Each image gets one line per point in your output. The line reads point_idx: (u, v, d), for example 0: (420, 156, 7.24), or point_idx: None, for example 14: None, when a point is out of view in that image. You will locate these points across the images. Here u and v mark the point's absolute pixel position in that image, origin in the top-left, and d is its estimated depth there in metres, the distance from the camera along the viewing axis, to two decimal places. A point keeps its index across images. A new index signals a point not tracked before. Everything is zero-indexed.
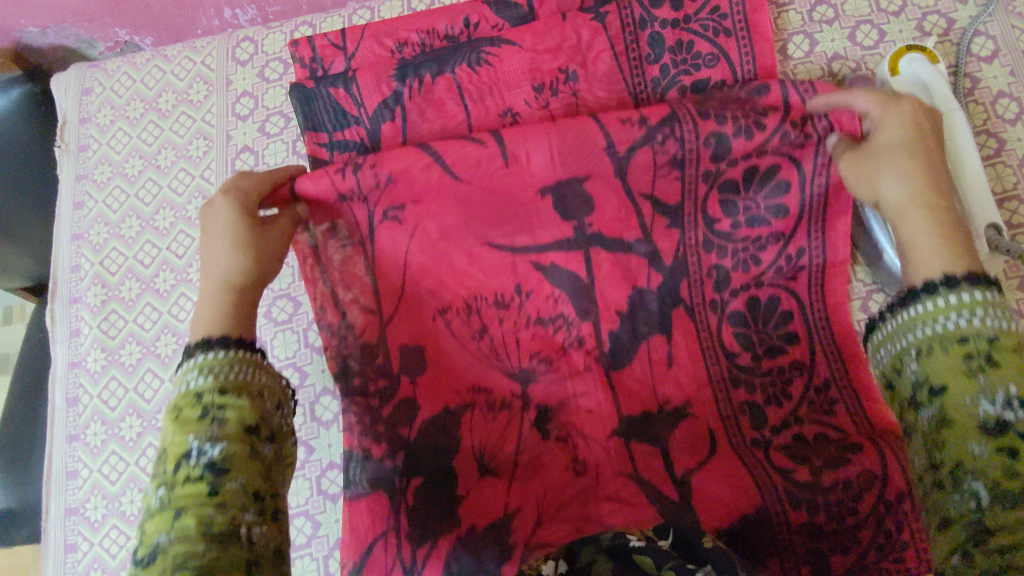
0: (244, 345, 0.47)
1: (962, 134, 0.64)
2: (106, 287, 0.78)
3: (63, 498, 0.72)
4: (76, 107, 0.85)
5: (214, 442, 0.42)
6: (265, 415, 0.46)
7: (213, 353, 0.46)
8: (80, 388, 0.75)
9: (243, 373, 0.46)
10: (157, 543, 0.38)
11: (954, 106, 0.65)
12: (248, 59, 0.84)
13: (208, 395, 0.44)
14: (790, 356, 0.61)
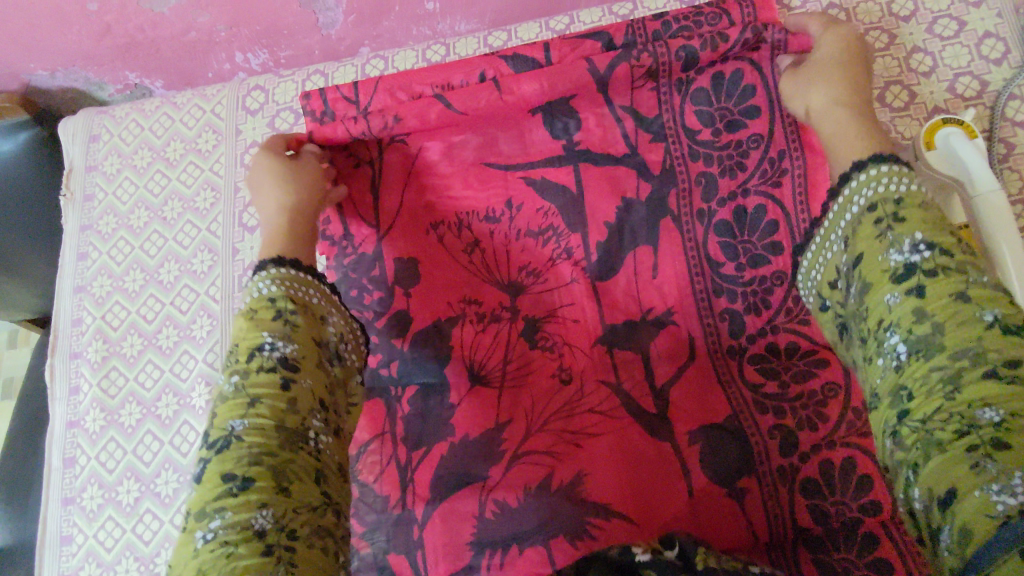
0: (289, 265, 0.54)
1: (1001, 220, 0.57)
2: (107, 342, 0.76)
3: (56, 565, 0.69)
4: (83, 154, 0.84)
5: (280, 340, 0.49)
6: (322, 336, 0.52)
7: (282, 268, 0.54)
8: (77, 449, 0.73)
9: (298, 291, 0.53)
10: (232, 428, 0.45)
11: (998, 189, 0.57)
12: (258, 108, 0.82)
13: (279, 300, 0.51)
14: (819, 380, 0.64)
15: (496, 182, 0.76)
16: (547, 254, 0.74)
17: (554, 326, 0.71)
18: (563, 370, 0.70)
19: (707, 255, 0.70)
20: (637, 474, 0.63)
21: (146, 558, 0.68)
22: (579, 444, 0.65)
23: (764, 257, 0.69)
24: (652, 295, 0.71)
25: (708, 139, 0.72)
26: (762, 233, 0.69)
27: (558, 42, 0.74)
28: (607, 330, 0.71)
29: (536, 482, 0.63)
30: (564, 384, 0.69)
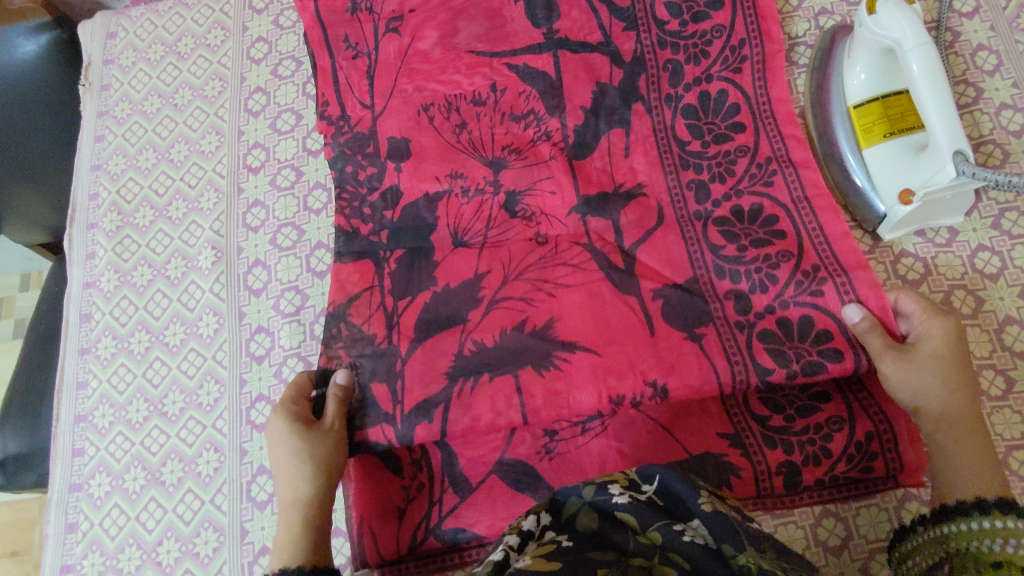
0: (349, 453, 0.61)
1: (933, 70, 0.61)
2: (122, 214, 0.82)
3: (73, 407, 0.76)
4: (100, 49, 0.90)
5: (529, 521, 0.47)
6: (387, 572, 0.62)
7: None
8: (94, 306, 0.79)
9: None
10: None
11: (928, 44, 0.62)
12: (264, 8, 0.89)
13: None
14: (775, 246, 0.66)
15: (483, 67, 0.75)
16: (528, 136, 0.74)
17: (531, 199, 0.71)
18: (541, 235, 0.70)
19: (674, 134, 0.73)
20: (603, 315, 0.64)
21: (155, 399, 0.74)
22: (553, 295, 0.66)
23: (727, 136, 0.72)
24: (623, 175, 0.72)
25: (675, 29, 0.75)
26: (724, 115, 0.73)
27: None
28: (582, 201, 0.70)
29: (512, 327, 0.64)
30: (540, 245, 0.69)
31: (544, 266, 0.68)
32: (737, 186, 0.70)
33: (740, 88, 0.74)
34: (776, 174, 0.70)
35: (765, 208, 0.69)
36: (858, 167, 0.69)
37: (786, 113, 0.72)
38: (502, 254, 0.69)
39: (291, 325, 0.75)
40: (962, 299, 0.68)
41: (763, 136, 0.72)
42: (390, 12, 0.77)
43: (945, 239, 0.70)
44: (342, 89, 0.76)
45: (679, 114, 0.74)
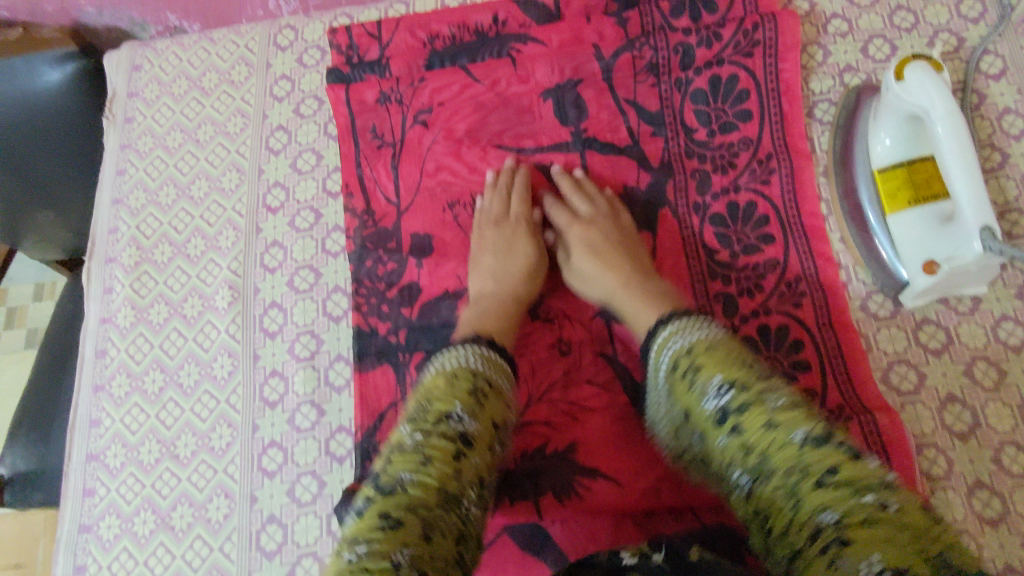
0: (498, 351, 0.66)
1: (962, 143, 0.60)
2: (140, 250, 0.83)
3: (86, 445, 0.76)
4: (125, 81, 0.91)
5: (466, 414, 0.59)
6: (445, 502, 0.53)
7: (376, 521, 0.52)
8: (109, 342, 0.79)
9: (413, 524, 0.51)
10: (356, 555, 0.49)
11: (959, 115, 0.60)
12: (288, 45, 0.89)
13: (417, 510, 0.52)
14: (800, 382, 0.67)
15: (510, 165, 0.77)
16: (553, 236, 0.74)
17: (559, 301, 0.74)
18: (562, 341, 0.71)
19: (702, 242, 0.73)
20: (623, 438, 0.66)
21: (168, 440, 0.74)
22: (575, 419, 0.68)
23: (756, 247, 0.72)
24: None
25: (702, 139, 0.75)
26: (754, 224, 0.72)
27: (562, 26, 0.78)
28: (604, 306, 0.71)
29: (534, 449, 0.67)
30: (562, 355, 0.70)
31: (566, 385, 0.69)
32: (765, 304, 0.70)
33: (770, 201, 0.73)
34: (806, 296, 0.70)
35: (791, 329, 0.69)
36: (879, 228, 0.69)
37: (816, 229, 0.72)
38: (528, 366, 0.70)
39: (305, 371, 0.75)
40: (983, 371, 0.66)
41: (792, 251, 0.71)
42: (419, 105, 0.79)
43: (968, 308, 0.68)
44: (369, 186, 0.78)
45: (707, 220, 0.73)
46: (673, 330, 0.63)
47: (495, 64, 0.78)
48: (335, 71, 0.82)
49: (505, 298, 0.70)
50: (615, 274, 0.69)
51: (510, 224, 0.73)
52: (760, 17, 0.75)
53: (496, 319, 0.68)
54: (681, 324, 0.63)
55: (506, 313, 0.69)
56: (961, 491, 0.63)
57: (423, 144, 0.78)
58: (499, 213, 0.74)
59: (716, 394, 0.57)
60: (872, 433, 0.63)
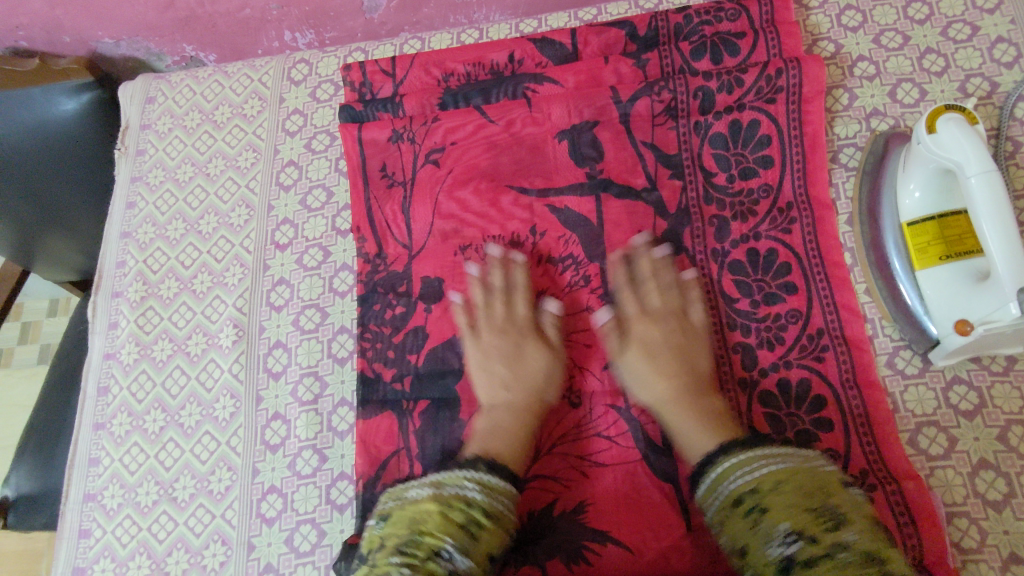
0: (497, 470, 0.61)
1: (997, 201, 0.57)
2: (147, 284, 0.82)
3: (83, 484, 0.74)
4: (139, 113, 0.91)
5: (458, 550, 0.54)
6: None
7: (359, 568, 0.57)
8: (111, 378, 0.78)
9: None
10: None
11: (992, 171, 0.57)
12: (302, 79, 0.89)
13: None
14: (822, 445, 0.64)
15: (523, 207, 0.75)
16: (566, 281, 0.72)
17: (565, 348, 0.70)
18: (573, 392, 0.69)
19: (721, 289, 0.70)
20: (634, 500, 0.63)
21: (166, 482, 0.72)
22: (587, 475, 0.65)
23: (777, 296, 0.69)
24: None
25: (722, 184, 0.73)
26: (775, 274, 0.70)
27: (579, 67, 0.77)
28: (618, 356, 0.69)
29: (543, 509, 0.65)
30: (572, 406, 0.68)
31: (577, 439, 0.67)
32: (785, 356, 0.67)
33: (792, 248, 0.70)
34: (828, 350, 0.67)
35: (813, 386, 0.66)
36: (906, 280, 0.66)
37: (840, 279, 0.69)
38: (537, 418, 0.68)
39: (308, 414, 0.73)
40: (1019, 437, 0.62)
41: (815, 303, 0.68)
42: (431, 144, 0.78)
43: (1002, 367, 0.65)
44: (380, 228, 0.77)
45: (726, 268, 0.71)
46: (744, 459, 0.57)
47: (510, 106, 0.77)
48: (348, 108, 0.81)
49: (522, 413, 0.66)
50: (672, 382, 0.65)
51: (517, 329, 0.70)
52: (783, 62, 0.72)
53: (495, 437, 0.64)
54: (745, 462, 0.57)
55: (518, 436, 0.64)
56: (995, 565, 0.59)
57: (436, 185, 0.77)
58: (506, 310, 0.71)
59: (782, 543, 0.50)
60: (899, 505, 0.60)
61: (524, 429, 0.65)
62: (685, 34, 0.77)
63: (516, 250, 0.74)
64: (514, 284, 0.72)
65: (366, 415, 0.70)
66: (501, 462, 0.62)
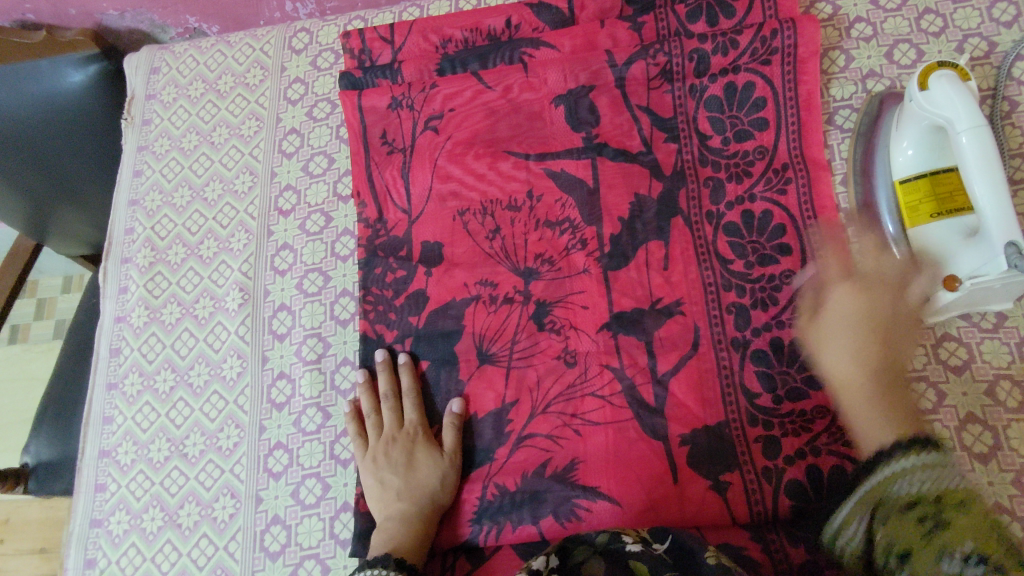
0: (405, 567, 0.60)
1: (988, 158, 0.57)
2: (155, 250, 0.84)
3: (98, 441, 0.77)
4: (144, 83, 0.93)
5: None
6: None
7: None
8: (123, 341, 0.81)
9: None
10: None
11: (983, 127, 0.57)
12: (303, 48, 0.90)
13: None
14: (812, 400, 0.64)
15: (520, 172, 0.76)
16: (562, 243, 0.74)
17: (562, 310, 0.71)
18: (568, 351, 0.70)
19: (715, 250, 0.71)
20: (626, 456, 0.65)
21: (177, 439, 0.75)
22: (579, 432, 0.66)
23: (772, 258, 0.70)
24: (661, 289, 0.71)
25: (717, 146, 0.74)
26: (769, 235, 0.71)
27: (575, 31, 0.77)
28: (613, 316, 0.70)
29: (535, 468, 0.66)
30: (567, 365, 0.69)
31: (571, 397, 0.68)
32: (778, 316, 0.68)
33: (786, 209, 0.71)
34: None
35: (805, 345, 0.67)
36: (898, 241, 0.66)
37: None
38: (533, 377, 0.69)
39: (312, 373, 0.75)
40: (1008, 392, 0.63)
41: (808, 264, 0.69)
42: (430, 110, 0.79)
43: (993, 325, 0.66)
44: (380, 192, 0.78)
45: (721, 230, 0.71)
46: (912, 462, 0.48)
47: (506, 71, 0.78)
48: (347, 76, 0.81)
49: (421, 506, 0.65)
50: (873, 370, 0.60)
51: (406, 436, 0.69)
52: (778, 23, 0.72)
53: (400, 525, 0.64)
54: (917, 459, 0.48)
55: (416, 531, 0.64)
56: None
57: (435, 150, 0.78)
58: (392, 419, 0.70)
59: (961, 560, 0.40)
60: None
61: (420, 522, 0.64)
62: None
63: (514, 214, 0.75)
64: (389, 433, 0.70)
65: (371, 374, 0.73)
66: (403, 558, 0.61)
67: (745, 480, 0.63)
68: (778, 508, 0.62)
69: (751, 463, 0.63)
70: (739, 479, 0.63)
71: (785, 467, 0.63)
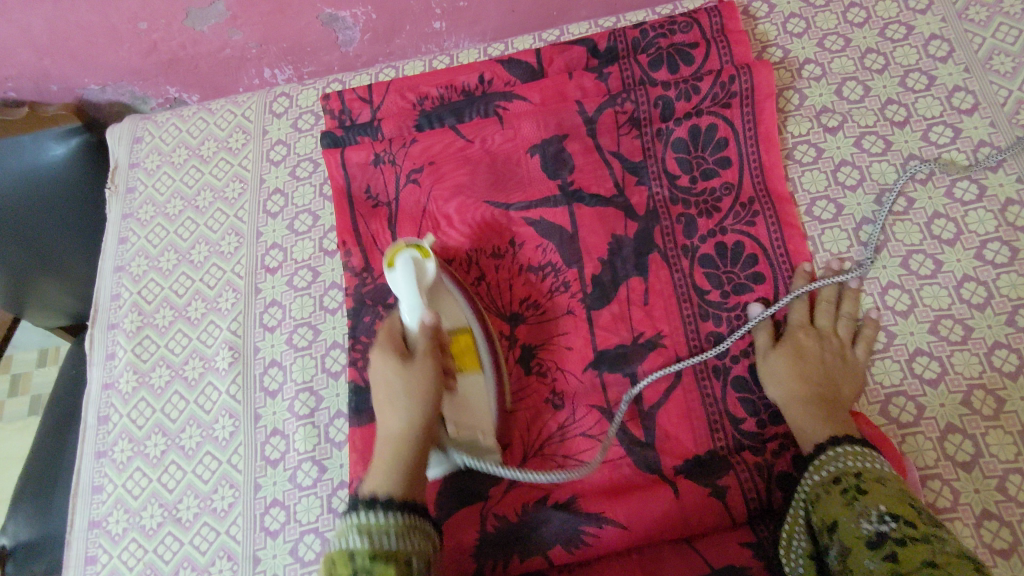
0: (410, 512, 0.54)
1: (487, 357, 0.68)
2: (142, 314, 0.85)
3: (88, 513, 0.76)
4: (128, 153, 0.95)
5: None
6: None
7: (379, 517, 0.53)
8: (111, 408, 0.80)
9: (398, 542, 0.52)
10: None
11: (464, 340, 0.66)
12: (284, 112, 0.93)
13: (361, 558, 0.50)
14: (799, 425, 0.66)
15: (501, 221, 0.79)
16: (546, 286, 0.76)
17: (547, 352, 0.73)
18: (557, 394, 0.72)
19: (692, 283, 0.74)
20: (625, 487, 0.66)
21: (170, 504, 0.74)
22: (575, 471, 0.68)
23: (746, 287, 0.73)
24: (643, 324, 0.73)
25: (685, 186, 0.78)
26: (743, 265, 0.74)
27: (545, 83, 0.82)
28: (598, 355, 0.72)
29: (534, 504, 0.67)
30: (556, 408, 0.71)
31: (564, 438, 0.70)
32: (755, 343, 0.71)
33: (757, 239, 0.74)
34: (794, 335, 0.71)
35: None
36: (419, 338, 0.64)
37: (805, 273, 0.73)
38: (522, 422, 0.71)
39: (306, 427, 0.75)
40: (981, 400, 0.66)
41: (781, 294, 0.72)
42: (411, 165, 0.82)
43: (960, 336, 0.69)
44: (367, 243, 0.81)
45: (697, 262, 0.75)
46: (843, 451, 0.59)
47: (483, 124, 0.81)
48: (328, 135, 0.84)
49: (404, 446, 0.59)
50: (808, 386, 0.65)
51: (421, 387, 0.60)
52: (735, 69, 0.77)
53: (384, 477, 0.56)
54: (851, 448, 0.59)
55: (404, 467, 0.57)
56: (970, 522, 0.62)
57: (418, 205, 0.81)
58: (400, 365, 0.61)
59: (877, 521, 0.52)
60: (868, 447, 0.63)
61: (406, 453, 0.58)
62: (642, 48, 0.83)
63: (496, 260, 0.78)
64: (381, 373, 0.61)
65: (358, 427, 0.72)
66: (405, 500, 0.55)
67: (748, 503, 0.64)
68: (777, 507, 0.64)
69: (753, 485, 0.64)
70: (742, 513, 0.64)
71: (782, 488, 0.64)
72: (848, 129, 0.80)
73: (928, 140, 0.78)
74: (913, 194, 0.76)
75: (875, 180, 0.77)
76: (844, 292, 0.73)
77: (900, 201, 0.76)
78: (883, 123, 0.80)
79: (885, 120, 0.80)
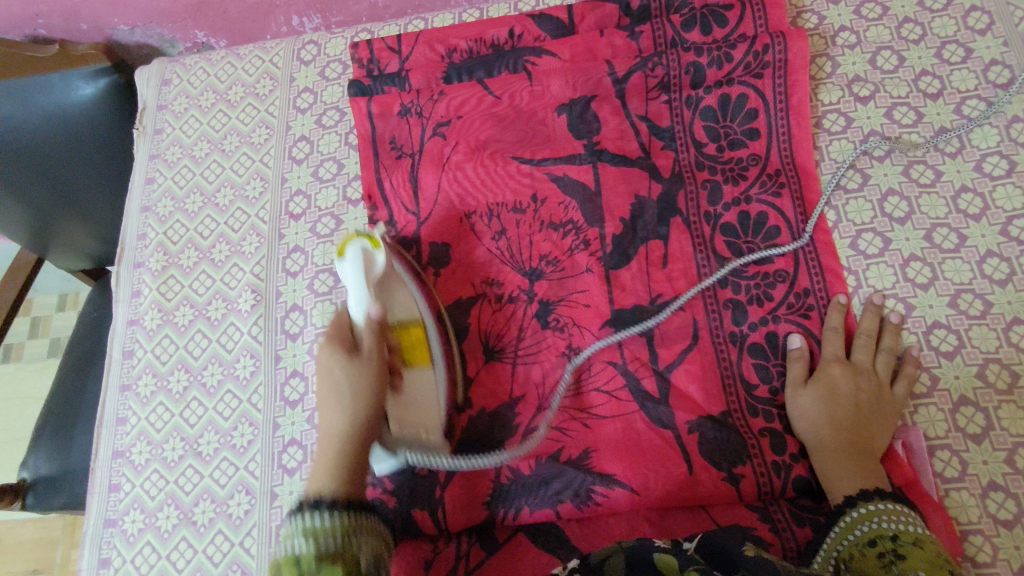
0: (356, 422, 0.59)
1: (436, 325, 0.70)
2: (167, 254, 0.86)
3: (112, 442, 0.78)
4: (156, 95, 0.96)
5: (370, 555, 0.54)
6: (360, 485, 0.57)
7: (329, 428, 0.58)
8: (136, 343, 0.82)
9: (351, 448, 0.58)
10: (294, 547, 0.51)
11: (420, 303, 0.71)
12: (311, 60, 0.93)
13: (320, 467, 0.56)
14: None
15: (524, 177, 0.79)
16: (566, 244, 0.76)
17: (565, 308, 0.74)
18: (573, 349, 0.73)
19: (713, 248, 0.74)
20: (636, 445, 0.67)
21: (191, 438, 0.76)
22: (588, 425, 0.69)
23: (768, 256, 0.73)
24: (662, 286, 0.73)
25: (712, 153, 0.77)
26: (764, 235, 0.74)
27: (576, 40, 0.81)
28: (615, 313, 0.73)
29: (547, 457, 0.68)
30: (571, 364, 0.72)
31: (578, 391, 0.71)
32: (774, 312, 0.71)
33: (781, 211, 0.74)
34: (813, 307, 0.71)
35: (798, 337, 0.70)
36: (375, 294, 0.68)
37: (827, 244, 0.73)
38: (537, 376, 0.72)
39: None
40: (996, 373, 0.66)
41: (802, 265, 0.72)
42: (437, 117, 0.82)
43: (980, 311, 0.68)
44: (389, 195, 0.81)
45: (719, 229, 0.75)
46: (876, 508, 0.58)
47: (510, 80, 0.81)
48: (356, 84, 0.84)
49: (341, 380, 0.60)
50: (838, 434, 0.63)
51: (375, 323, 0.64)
52: (769, 38, 0.76)
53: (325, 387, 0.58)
54: (885, 502, 0.58)
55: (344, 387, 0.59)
56: (976, 492, 0.63)
57: (441, 157, 0.80)
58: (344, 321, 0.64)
59: None
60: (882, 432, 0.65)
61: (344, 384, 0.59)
62: (675, 7, 0.82)
63: (518, 215, 0.78)
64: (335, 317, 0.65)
65: None
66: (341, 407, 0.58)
67: (756, 471, 0.65)
68: (786, 484, 0.65)
69: (759, 452, 0.66)
70: (751, 479, 0.65)
71: (792, 462, 0.66)
72: (880, 99, 0.79)
73: (961, 114, 0.77)
74: (941, 167, 0.75)
75: (904, 152, 0.76)
76: (865, 262, 0.73)
77: (928, 174, 0.75)
78: (916, 95, 0.78)
79: (918, 91, 0.79)
